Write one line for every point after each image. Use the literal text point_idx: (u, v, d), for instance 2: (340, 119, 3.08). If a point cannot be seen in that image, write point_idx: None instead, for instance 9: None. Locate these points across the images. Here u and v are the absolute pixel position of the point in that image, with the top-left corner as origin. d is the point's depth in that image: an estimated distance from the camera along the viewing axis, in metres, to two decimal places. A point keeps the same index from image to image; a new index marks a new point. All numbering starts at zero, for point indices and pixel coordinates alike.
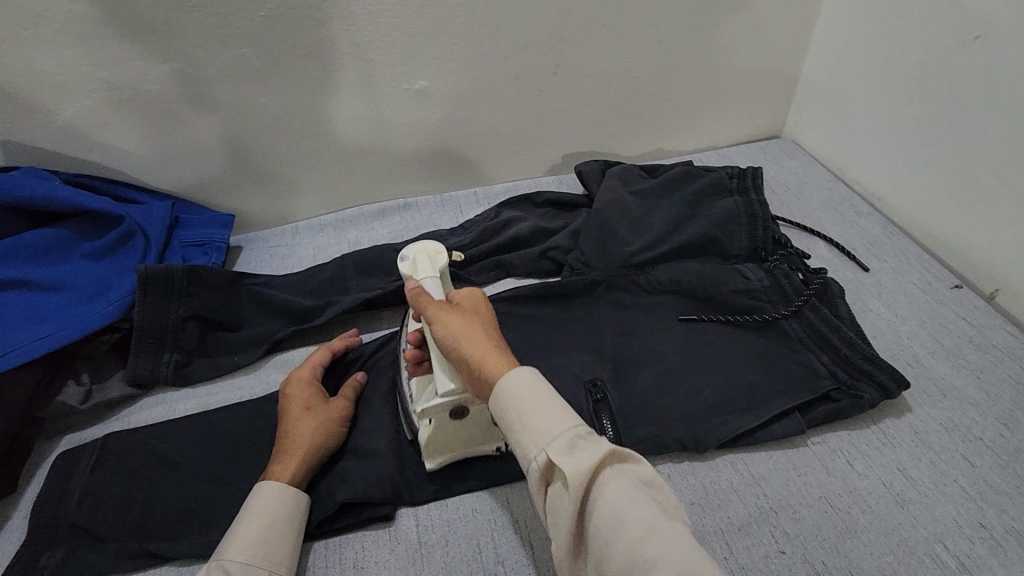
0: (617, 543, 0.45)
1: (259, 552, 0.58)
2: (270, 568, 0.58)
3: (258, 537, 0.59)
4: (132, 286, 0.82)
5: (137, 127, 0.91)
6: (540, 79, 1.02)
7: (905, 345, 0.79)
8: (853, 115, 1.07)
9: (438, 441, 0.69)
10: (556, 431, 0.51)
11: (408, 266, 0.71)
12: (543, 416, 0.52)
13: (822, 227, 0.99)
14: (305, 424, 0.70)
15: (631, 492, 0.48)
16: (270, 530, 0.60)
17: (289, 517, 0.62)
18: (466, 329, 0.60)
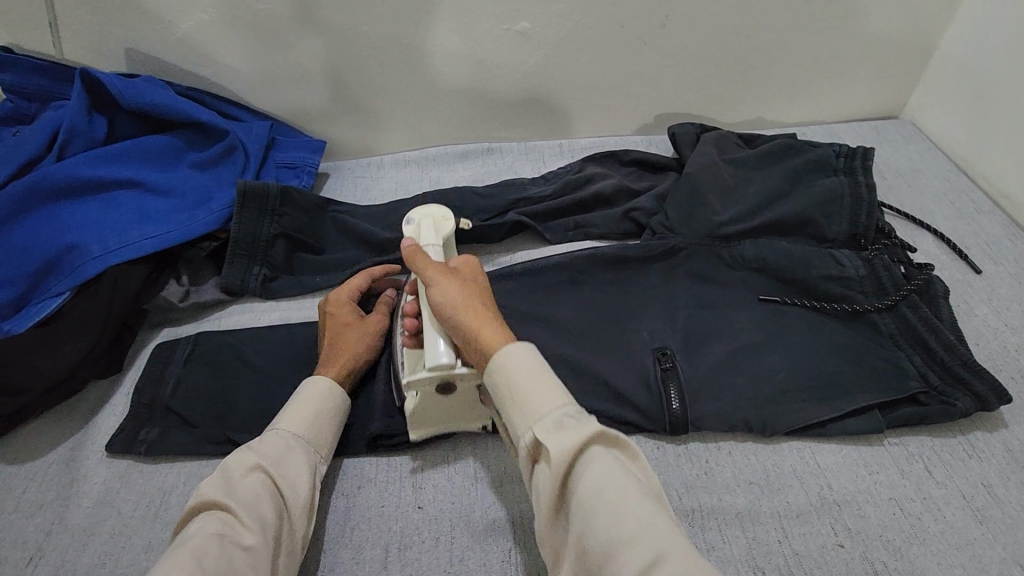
0: (593, 507, 0.47)
1: (313, 431, 0.63)
2: (317, 447, 0.63)
3: (314, 419, 0.64)
4: (231, 200, 0.86)
5: (246, 46, 0.94)
6: (646, 30, 0.97)
7: (1011, 357, 0.73)
8: (993, 100, 0.96)
9: (424, 412, 0.67)
10: (545, 408, 0.52)
11: (413, 228, 0.74)
12: (533, 393, 0.53)
13: (933, 220, 0.91)
14: (346, 340, 0.72)
15: (617, 477, 0.48)
16: (325, 415, 0.65)
17: (339, 408, 0.66)
18: (464, 294, 0.61)
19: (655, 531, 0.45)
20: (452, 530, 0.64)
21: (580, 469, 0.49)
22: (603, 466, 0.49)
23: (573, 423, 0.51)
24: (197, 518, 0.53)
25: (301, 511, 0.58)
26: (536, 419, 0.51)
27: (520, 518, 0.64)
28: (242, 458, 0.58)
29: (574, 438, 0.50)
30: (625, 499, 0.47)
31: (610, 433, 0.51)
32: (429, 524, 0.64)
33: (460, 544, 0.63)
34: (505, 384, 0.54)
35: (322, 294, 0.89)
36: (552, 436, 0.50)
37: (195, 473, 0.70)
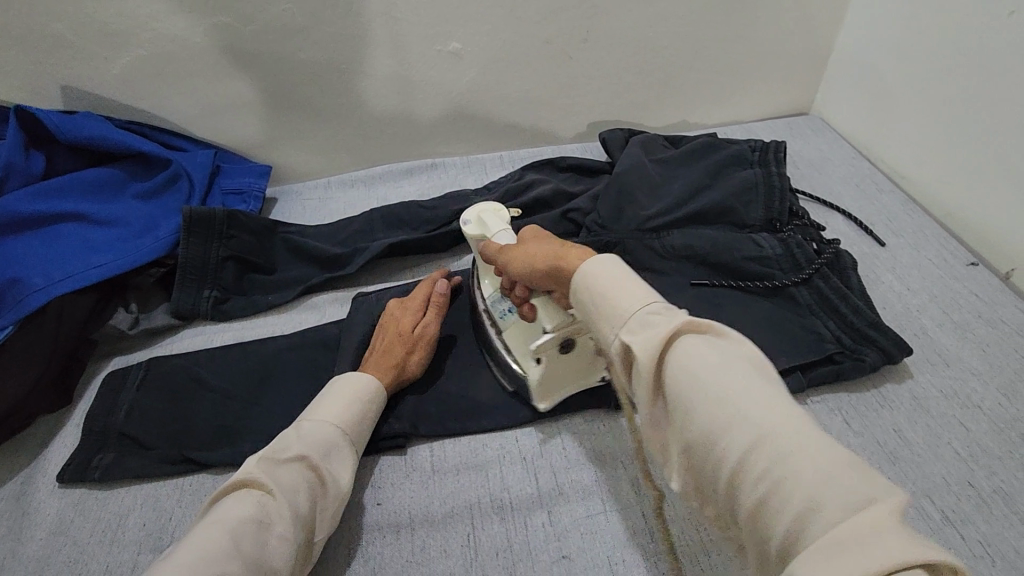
0: (694, 396, 0.43)
1: (353, 431, 0.64)
2: (354, 447, 0.64)
3: (356, 417, 0.65)
4: (178, 226, 0.88)
5: (185, 78, 0.97)
6: (569, 45, 1.04)
7: (913, 317, 0.81)
8: (880, 93, 1.06)
9: (545, 380, 0.69)
10: (627, 310, 0.48)
11: (474, 229, 0.75)
12: (616, 297, 0.50)
13: (842, 202, 1.00)
14: (392, 352, 0.73)
15: (721, 371, 0.43)
16: (366, 419, 0.66)
17: (377, 407, 0.69)
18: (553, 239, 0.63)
19: (767, 404, 0.41)
20: (412, 523, 0.65)
21: (672, 357, 0.45)
22: (701, 356, 0.44)
23: (658, 322, 0.47)
24: (235, 496, 0.54)
25: (332, 507, 0.60)
26: (619, 323, 0.49)
27: (479, 503, 0.66)
28: (288, 445, 0.59)
29: (655, 334, 0.46)
30: (727, 376, 0.43)
31: (699, 322, 0.46)
32: (389, 519, 0.65)
33: (420, 535, 0.64)
34: (589, 294, 0.52)
35: (274, 312, 0.90)
36: (635, 334, 0.47)
37: (151, 494, 0.70)
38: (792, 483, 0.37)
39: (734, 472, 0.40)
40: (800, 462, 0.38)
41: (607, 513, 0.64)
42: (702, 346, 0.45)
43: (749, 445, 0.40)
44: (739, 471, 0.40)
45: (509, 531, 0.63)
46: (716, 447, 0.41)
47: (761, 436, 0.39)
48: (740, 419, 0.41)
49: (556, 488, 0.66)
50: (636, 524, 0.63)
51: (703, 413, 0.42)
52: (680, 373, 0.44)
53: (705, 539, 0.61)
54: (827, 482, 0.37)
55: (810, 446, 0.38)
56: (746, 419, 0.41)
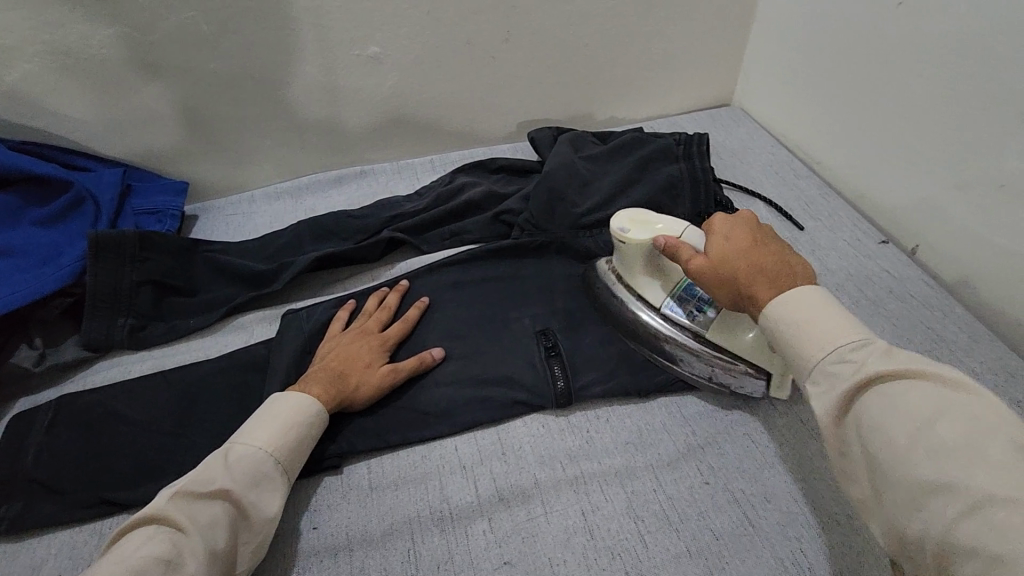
0: (890, 448, 0.45)
1: (286, 458, 0.62)
2: (286, 475, 0.61)
3: (293, 443, 0.62)
4: (83, 252, 0.82)
5: (85, 93, 0.91)
6: (492, 46, 1.03)
7: (832, 297, 0.85)
8: (792, 83, 1.10)
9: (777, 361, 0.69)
10: (817, 355, 0.51)
11: (635, 237, 0.73)
12: (810, 339, 0.52)
13: (763, 190, 1.04)
14: (351, 376, 0.70)
15: (927, 424, 0.44)
16: (303, 444, 0.64)
17: (318, 429, 0.65)
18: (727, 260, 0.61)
19: (987, 465, 0.41)
20: (350, 544, 0.63)
21: (862, 408, 0.47)
22: (912, 403, 0.45)
23: (846, 370, 0.49)
24: (146, 532, 0.52)
25: (259, 538, 0.58)
26: (808, 369, 0.51)
27: (418, 517, 0.65)
28: (212, 478, 0.56)
29: (844, 385, 0.48)
30: (941, 437, 0.43)
31: (905, 368, 0.46)
32: (326, 543, 0.63)
33: (358, 555, 0.62)
34: (784, 328, 0.54)
35: (198, 336, 0.86)
36: (820, 386, 0.50)
37: (67, 542, 0.65)
38: (1018, 566, 0.37)
39: (944, 539, 0.41)
40: (1022, 534, 0.38)
41: (546, 515, 0.64)
42: (914, 390, 0.46)
43: (964, 513, 0.40)
44: (950, 543, 0.41)
45: (450, 543, 0.62)
46: (926, 513, 0.42)
47: (981, 505, 0.40)
48: (954, 482, 0.41)
49: (495, 493, 0.66)
50: (575, 523, 0.63)
51: (907, 474, 0.43)
52: (878, 432, 0.45)
53: (642, 531, 0.62)
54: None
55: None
56: (952, 482, 0.41)
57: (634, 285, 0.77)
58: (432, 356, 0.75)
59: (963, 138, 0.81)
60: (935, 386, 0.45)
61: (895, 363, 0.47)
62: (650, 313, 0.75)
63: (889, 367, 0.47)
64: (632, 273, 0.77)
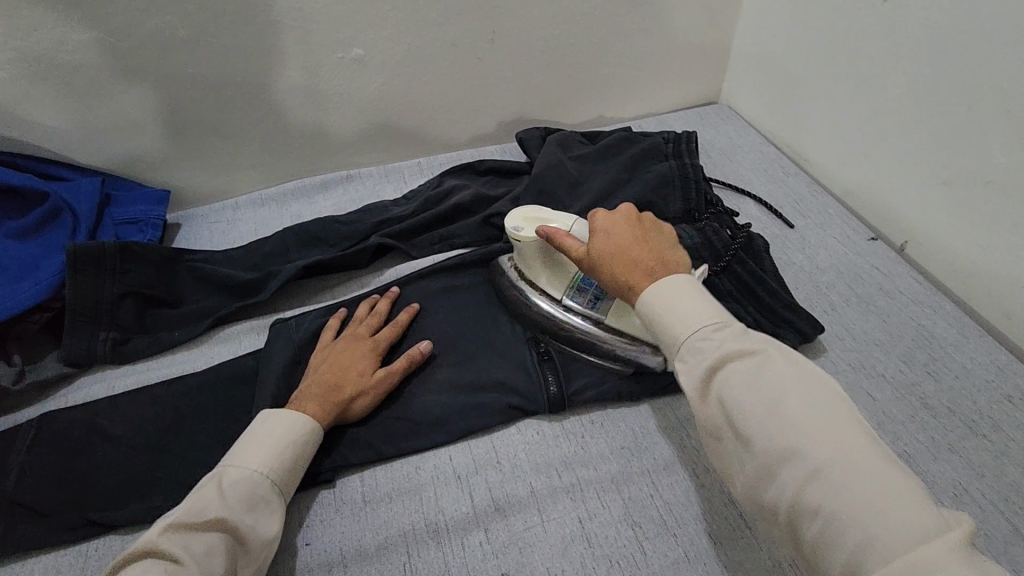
0: (755, 422, 0.49)
1: (282, 478, 0.61)
2: (283, 494, 0.61)
3: (288, 462, 0.61)
4: (62, 265, 0.80)
5: (59, 101, 0.88)
6: (477, 46, 1.02)
7: (823, 295, 0.85)
8: (779, 80, 1.10)
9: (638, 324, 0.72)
10: (680, 338, 0.55)
11: (527, 234, 0.77)
12: (680, 315, 0.56)
13: (752, 188, 1.04)
14: (346, 386, 0.69)
15: (774, 399, 0.49)
16: (299, 462, 0.63)
17: (314, 446, 0.64)
18: (620, 246, 0.64)
19: (826, 436, 0.47)
20: (344, 560, 0.62)
21: (724, 381, 0.52)
22: (763, 379, 0.51)
23: (708, 348, 0.54)
24: (140, 567, 0.51)
25: (259, 562, 0.56)
26: (675, 352, 0.56)
27: (413, 529, 0.64)
28: (206, 507, 0.55)
29: (705, 365, 0.53)
30: (786, 408, 0.49)
31: (741, 348, 0.53)
32: (320, 559, 0.62)
33: (352, 571, 0.61)
34: (656, 315, 0.58)
35: (183, 349, 0.84)
36: (686, 364, 0.55)
37: (52, 565, 0.63)
38: (850, 520, 0.43)
39: (794, 502, 0.46)
40: (853, 491, 0.44)
41: (543, 524, 0.63)
42: (758, 368, 0.51)
43: (805, 478, 0.46)
44: (798, 504, 0.46)
45: (446, 556, 0.61)
46: (777, 477, 0.48)
47: (820, 468, 0.46)
48: (796, 449, 0.47)
49: (491, 504, 0.65)
50: (573, 531, 0.63)
51: (766, 444, 0.49)
52: (740, 407, 0.50)
53: (640, 538, 0.62)
54: (888, 513, 0.43)
55: (868, 481, 0.44)
56: (800, 450, 0.47)
57: (537, 282, 0.79)
58: (425, 351, 0.74)
59: (949, 134, 0.81)
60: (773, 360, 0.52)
61: (743, 343, 0.53)
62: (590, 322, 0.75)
63: (736, 348, 0.53)
64: (531, 271, 0.79)
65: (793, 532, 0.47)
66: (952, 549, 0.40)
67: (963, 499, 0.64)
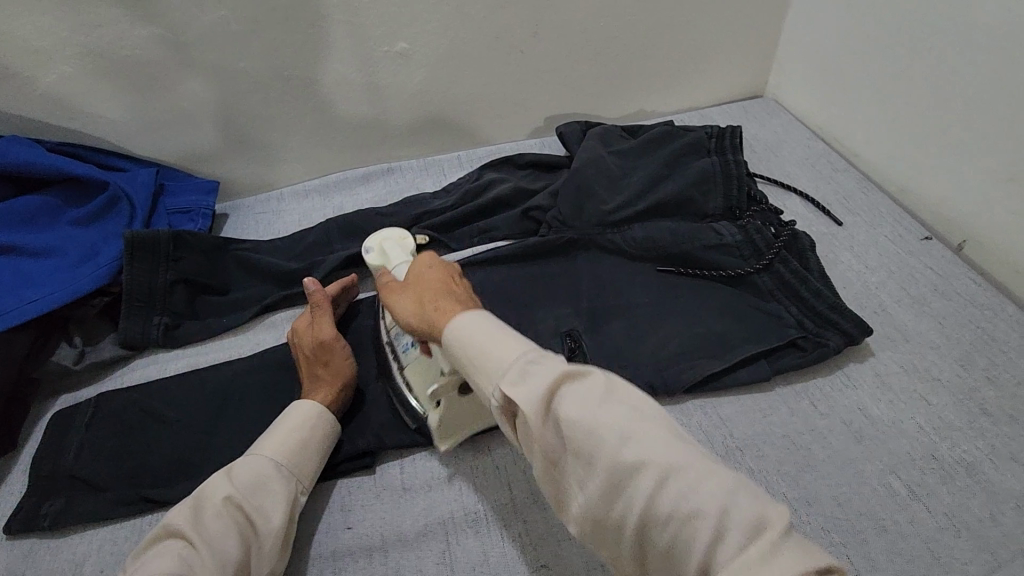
0: (593, 450, 0.44)
1: (293, 462, 0.63)
2: (296, 477, 0.62)
3: (297, 446, 0.63)
4: (120, 251, 0.83)
5: (118, 94, 0.92)
6: (519, 40, 1.02)
7: (873, 295, 0.82)
8: (829, 73, 1.07)
9: (450, 423, 0.67)
10: (508, 363, 0.49)
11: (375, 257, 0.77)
12: (496, 349, 0.51)
13: (798, 184, 1.01)
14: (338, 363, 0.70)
15: (601, 415, 0.45)
16: (309, 446, 0.64)
17: (324, 433, 0.66)
18: (422, 282, 0.62)
19: (659, 444, 0.44)
20: (385, 545, 0.63)
21: (558, 404, 0.46)
22: (581, 400, 0.46)
23: (537, 372, 0.48)
24: (155, 546, 0.54)
25: (267, 544, 0.58)
26: (501, 375, 0.49)
27: (452, 518, 0.64)
28: (214, 489, 0.58)
29: (542, 389, 0.47)
30: (614, 424, 0.45)
31: (570, 372, 0.48)
32: (361, 543, 0.63)
33: (393, 555, 0.62)
34: (466, 351, 0.52)
35: (230, 334, 0.87)
36: (525, 385, 0.48)
37: (108, 538, 0.67)
38: (699, 520, 0.40)
39: (642, 519, 0.42)
40: (702, 486, 0.41)
41: None
42: (575, 393, 0.47)
43: (654, 488, 0.42)
44: (647, 513, 0.42)
45: (485, 545, 0.62)
46: (624, 495, 0.43)
47: (664, 474, 0.42)
48: (640, 463, 0.43)
49: (530, 495, 0.65)
50: None
51: (605, 463, 0.44)
52: (572, 424, 0.45)
53: None
54: (726, 506, 0.41)
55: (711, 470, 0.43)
56: (641, 462, 0.43)
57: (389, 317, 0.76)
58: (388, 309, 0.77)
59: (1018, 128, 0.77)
60: (590, 380, 0.48)
61: (574, 365, 0.48)
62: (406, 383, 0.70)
63: (563, 371, 0.47)
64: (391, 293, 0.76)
65: (642, 544, 0.43)
66: (785, 532, 0.39)
67: None
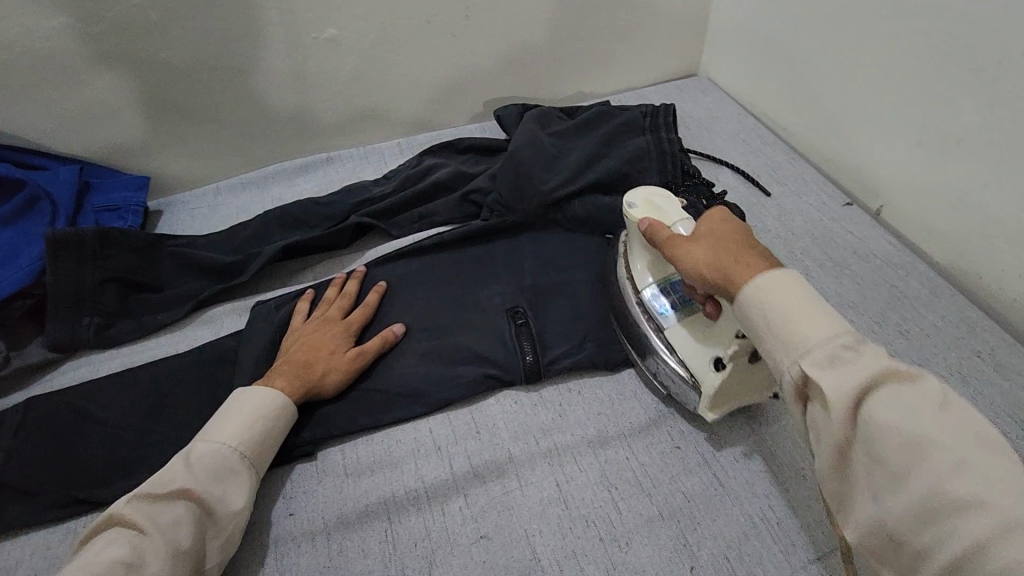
0: (893, 442, 0.43)
1: (253, 453, 0.62)
2: (255, 468, 0.62)
3: (259, 438, 0.62)
4: (42, 252, 0.81)
5: (32, 89, 0.88)
6: (451, 23, 1.02)
7: (797, 260, 0.86)
8: (756, 49, 1.10)
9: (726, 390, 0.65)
10: (812, 343, 0.48)
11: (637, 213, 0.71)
12: (802, 322, 0.49)
13: (730, 157, 1.04)
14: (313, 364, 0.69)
15: (907, 413, 0.44)
16: (270, 437, 0.63)
17: (284, 425, 0.65)
18: (716, 238, 0.60)
19: (975, 463, 0.41)
20: (328, 528, 0.63)
21: (869, 408, 0.45)
22: (886, 403, 0.45)
23: (832, 352, 0.47)
24: (105, 536, 0.53)
25: (226, 532, 0.58)
26: (802, 353, 0.49)
27: (393, 498, 0.65)
28: (172, 478, 0.57)
29: (854, 377, 0.46)
30: (921, 434, 0.43)
31: (890, 367, 0.46)
32: (303, 528, 0.63)
33: (335, 538, 0.63)
34: (772, 319, 0.51)
35: (167, 332, 0.85)
36: (817, 369, 0.47)
37: (41, 543, 0.65)
38: (991, 547, 0.38)
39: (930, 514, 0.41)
40: (992, 512, 0.39)
41: (521, 488, 0.65)
42: (889, 394, 0.45)
43: (937, 494, 0.41)
44: (934, 519, 0.41)
45: (427, 521, 0.63)
46: (902, 494, 0.43)
47: (976, 499, 0.40)
48: (928, 461, 0.42)
49: (470, 471, 0.67)
50: (550, 494, 0.64)
51: (911, 469, 0.43)
52: (878, 424, 0.44)
53: (615, 498, 0.64)
54: None
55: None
56: (927, 450, 0.42)
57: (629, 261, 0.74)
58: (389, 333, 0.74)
59: (918, 96, 0.82)
60: (904, 384, 0.45)
61: (857, 343, 0.47)
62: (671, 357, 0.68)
63: (883, 367, 0.46)
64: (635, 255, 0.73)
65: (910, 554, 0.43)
66: None
67: None
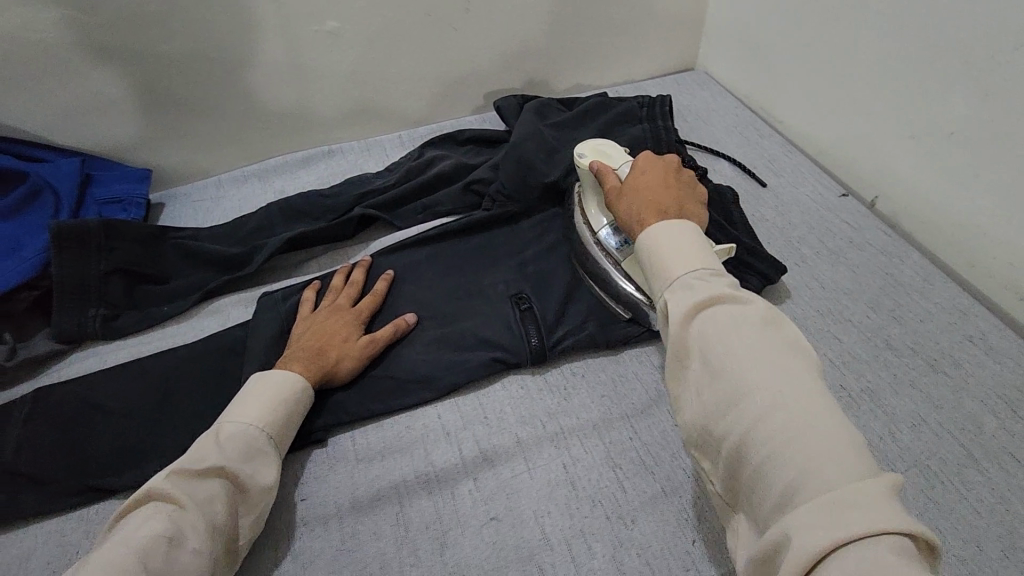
0: (726, 368, 0.47)
1: (279, 434, 0.63)
2: (279, 449, 0.63)
3: (284, 419, 0.64)
4: (47, 243, 0.81)
5: (33, 80, 0.88)
6: (451, 16, 1.02)
7: (794, 249, 0.88)
8: (752, 44, 1.12)
9: None
10: (674, 274, 0.53)
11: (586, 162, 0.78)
12: (678, 257, 0.54)
13: (727, 149, 1.06)
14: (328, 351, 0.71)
15: (744, 337, 0.48)
16: (293, 419, 0.65)
17: (304, 408, 0.66)
18: (636, 186, 0.64)
19: (795, 395, 0.45)
20: (340, 512, 0.64)
21: (705, 320, 0.49)
22: (724, 324, 0.49)
23: (701, 288, 0.51)
24: (143, 511, 0.53)
25: (255, 510, 0.59)
26: (669, 282, 0.53)
27: (404, 482, 0.66)
28: (205, 456, 0.57)
29: (697, 298, 0.50)
30: (752, 363, 0.47)
31: (736, 294, 0.50)
32: (316, 513, 0.64)
33: (348, 522, 0.64)
34: (653, 255, 0.55)
35: (172, 323, 0.85)
36: (675, 295, 0.52)
37: (55, 530, 0.66)
38: (790, 463, 0.43)
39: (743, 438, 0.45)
40: (805, 459, 0.42)
41: (529, 471, 0.66)
42: (728, 316, 0.49)
43: (764, 429, 0.44)
44: (750, 441, 0.45)
45: (438, 504, 0.64)
46: (730, 419, 0.46)
47: (782, 415, 0.44)
48: (763, 397, 0.45)
49: (479, 454, 0.68)
50: (557, 475, 0.66)
51: (735, 385, 0.47)
52: (716, 347, 0.48)
53: (620, 478, 0.65)
54: (831, 465, 0.41)
55: (832, 443, 0.42)
56: (767, 392, 0.45)
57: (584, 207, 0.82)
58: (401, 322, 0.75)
59: (909, 89, 0.84)
60: (748, 312, 0.49)
61: (736, 291, 0.51)
62: (632, 284, 0.75)
63: (726, 293, 0.50)
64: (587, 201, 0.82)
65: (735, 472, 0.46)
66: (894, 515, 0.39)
67: (920, 428, 0.68)
